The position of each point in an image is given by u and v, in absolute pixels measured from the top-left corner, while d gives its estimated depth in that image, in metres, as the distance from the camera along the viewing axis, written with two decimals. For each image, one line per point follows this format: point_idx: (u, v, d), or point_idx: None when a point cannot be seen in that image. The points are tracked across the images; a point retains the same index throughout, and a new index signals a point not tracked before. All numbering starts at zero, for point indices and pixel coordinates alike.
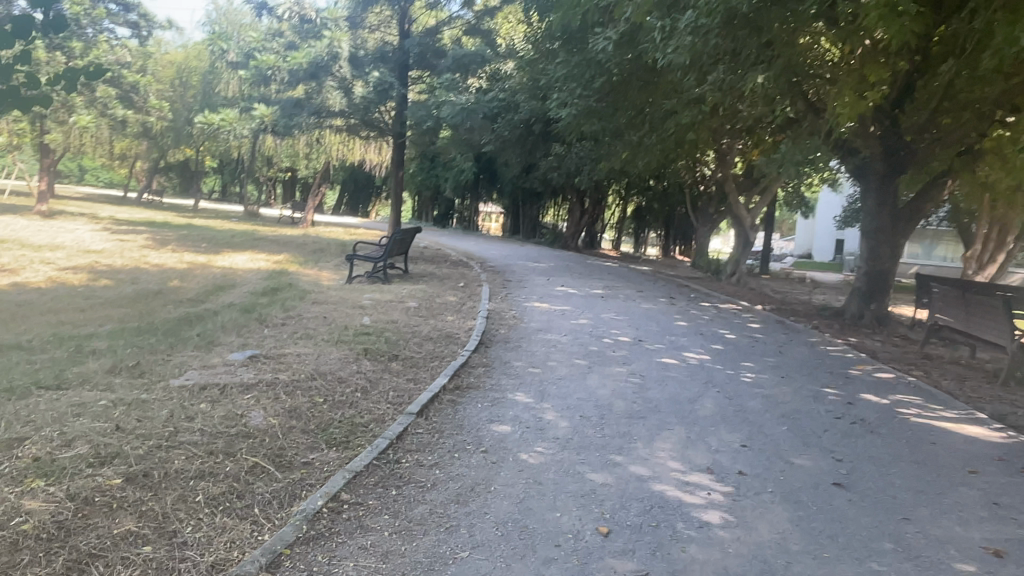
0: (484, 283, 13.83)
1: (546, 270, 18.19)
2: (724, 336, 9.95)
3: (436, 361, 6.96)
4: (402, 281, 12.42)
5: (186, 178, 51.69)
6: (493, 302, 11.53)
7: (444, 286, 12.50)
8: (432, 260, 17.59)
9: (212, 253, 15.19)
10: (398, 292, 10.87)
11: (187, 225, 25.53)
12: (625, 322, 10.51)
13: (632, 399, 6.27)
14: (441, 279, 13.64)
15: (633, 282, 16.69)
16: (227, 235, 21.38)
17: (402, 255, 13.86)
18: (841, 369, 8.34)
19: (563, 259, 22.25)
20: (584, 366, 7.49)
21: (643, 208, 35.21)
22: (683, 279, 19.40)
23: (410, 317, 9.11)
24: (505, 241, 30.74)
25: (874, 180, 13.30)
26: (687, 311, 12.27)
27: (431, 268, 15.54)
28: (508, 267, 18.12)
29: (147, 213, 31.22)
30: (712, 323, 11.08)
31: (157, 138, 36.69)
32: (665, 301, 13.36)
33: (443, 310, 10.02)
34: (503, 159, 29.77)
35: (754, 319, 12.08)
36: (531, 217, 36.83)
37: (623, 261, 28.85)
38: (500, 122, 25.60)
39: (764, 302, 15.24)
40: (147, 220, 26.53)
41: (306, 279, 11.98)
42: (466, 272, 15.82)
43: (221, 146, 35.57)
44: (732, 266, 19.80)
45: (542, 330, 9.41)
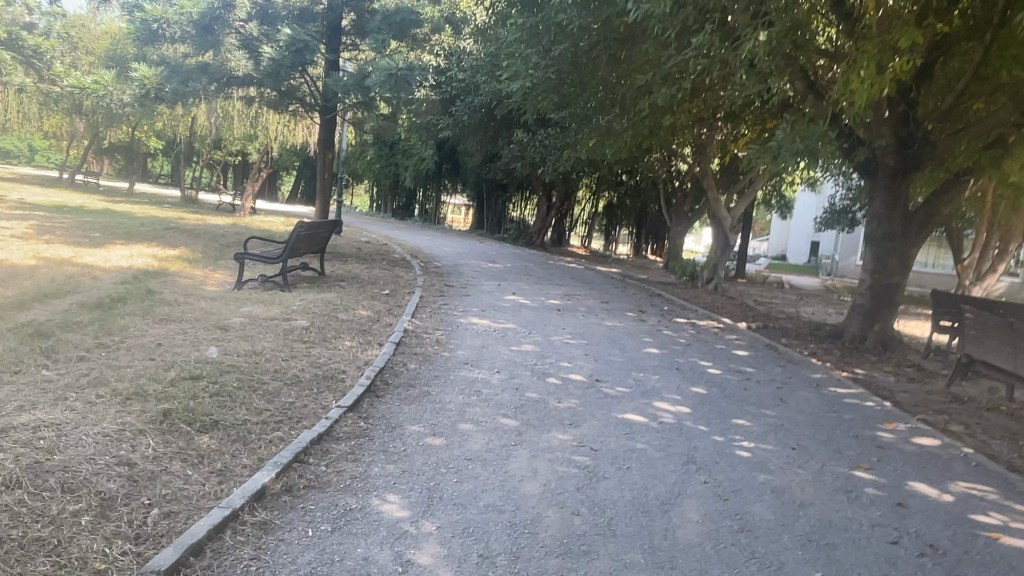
0: (415, 290, 11.43)
1: (498, 271, 15.84)
2: (707, 373, 7.66)
3: (278, 431, 4.56)
4: (306, 287, 9.97)
5: (132, 161, 48.35)
6: (417, 317, 9.13)
7: (360, 294, 10.08)
8: (366, 258, 15.16)
9: (89, 245, 12.61)
10: (291, 305, 8.43)
11: (102, 210, 22.73)
12: (580, 350, 8.17)
13: (569, 506, 3.94)
14: (363, 284, 11.21)
15: (597, 288, 14.38)
16: (139, 223, 18.72)
17: (317, 252, 11.38)
18: (869, 431, 6.07)
19: (522, 259, 19.92)
20: (508, 430, 5.15)
21: (614, 203, 33.11)
22: (655, 285, 17.21)
23: (283, 344, 6.69)
24: (464, 236, 28.34)
25: (884, 177, 11.13)
26: (660, 332, 9.99)
27: (358, 268, 13.10)
28: (453, 268, 15.77)
29: (67, 196, 28.15)
30: (691, 352, 8.77)
31: (89, 114, 33.61)
32: (633, 316, 11.09)
33: (339, 330, 7.60)
34: (463, 146, 27.33)
35: (740, 344, 9.84)
36: (496, 211, 34.54)
37: (591, 261, 26.60)
38: (460, 106, 23.70)
39: (745, 316, 13.11)
40: (57, 203, 23.65)
41: (181, 284, 9.48)
42: (400, 274, 13.37)
43: (159, 125, 32.65)
44: (708, 271, 17.68)
45: (467, 362, 7.05)
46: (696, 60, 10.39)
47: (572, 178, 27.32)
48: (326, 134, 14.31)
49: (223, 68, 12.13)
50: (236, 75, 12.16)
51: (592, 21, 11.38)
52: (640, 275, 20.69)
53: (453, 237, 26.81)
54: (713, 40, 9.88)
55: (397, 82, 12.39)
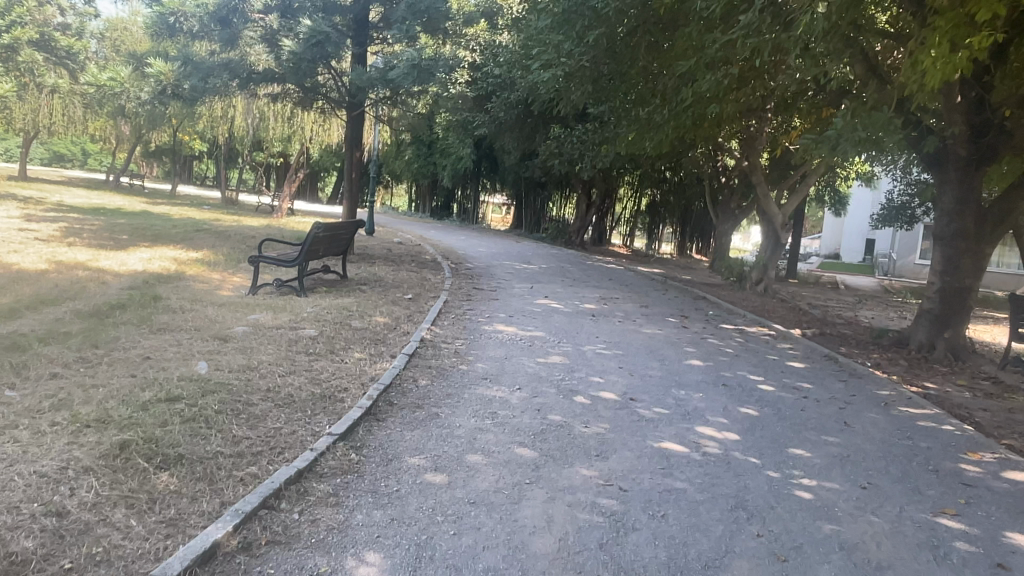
0: (442, 294, 10.80)
1: (533, 273, 15.14)
2: (757, 391, 6.80)
3: (252, 466, 3.93)
4: (324, 293, 9.40)
5: (177, 163, 49.01)
6: (438, 324, 8.47)
7: (380, 300, 9.48)
8: (395, 260, 14.61)
9: (112, 248, 12.32)
10: (302, 312, 7.85)
11: (139, 212, 22.74)
12: (614, 362, 7.39)
13: (589, 573, 3.20)
14: (386, 288, 10.61)
15: (637, 291, 13.55)
16: (171, 224, 18.55)
17: (340, 255, 10.84)
18: (952, 463, 5.16)
19: (559, 259, 19.15)
20: (524, 464, 4.42)
21: (657, 201, 32.09)
22: (699, 287, 16.31)
23: (283, 357, 6.08)
24: (501, 236, 27.70)
25: (954, 170, 10.06)
26: (704, 341, 9.14)
27: (384, 271, 12.53)
28: (486, 269, 15.10)
29: (108, 199, 28.36)
30: (738, 364, 7.91)
31: (132, 117, 33.98)
32: (675, 323, 10.24)
33: (349, 341, 6.97)
34: (501, 144, 26.66)
35: (794, 354, 8.93)
36: (536, 210, 33.83)
37: (632, 261, 25.71)
38: (496, 102, 23.14)
39: (798, 322, 12.12)
40: (96, 205, 23.74)
41: (193, 289, 9.00)
42: (428, 276, 12.77)
43: (200, 127, 32.81)
44: (757, 272, 16.68)
45: (486, 378, 6.34)
46: (743, 42, 9.54)
47: (613, 175, 26.44)
48: (354, 131, 13.78)
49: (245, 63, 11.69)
50: (258, 71, 11.71)
51: (630, 3, 10.64)
52: (684, 276, 19.75)
53: (491, 237, 26.18)
54: (762, 19, 9.02)
55: (422, 74, 11.78)
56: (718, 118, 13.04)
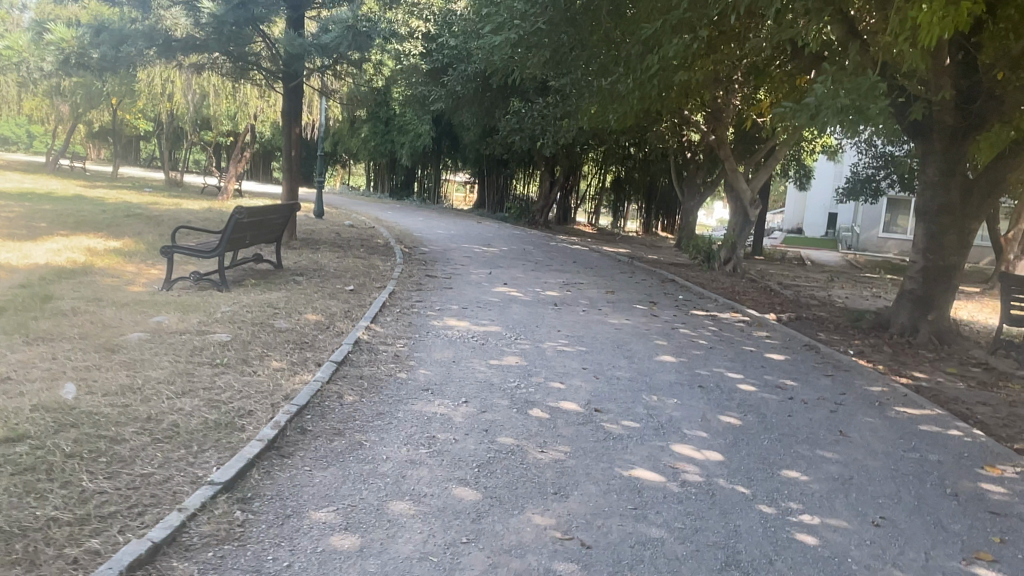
0: (388, 284, 9.82)
1: (491, 257, 14.20)
2: (737, 393, 5.99)
3: (93, 540, 2.95)
4: (250, 286, 8.36)
5: (123, 144, 46.73)
6: (378, 320, 7.50)
7: (314, 293, 8.46)
8: (343, 245, 13.54)
9: (20, 238, 11.07)
10: (219, 311, 6.82)
11: (70, 196, 21.21)
12: (576, 362, 6.51)
13: None
14: (325, 278, 9.59)
15: (602, 274, 12.70)
16: (102, 210, 17.19)
17: (272, 242, 9.76)
18: (970, 483, 4.39)
19: (521, 240, 18.23)
20: (462, 514, 3.49)
21: (622, 178, 31.32)
22: (667, 267, 15.54)
23: (179, 372, 5.07)
24: (462, 217, 26.67)
25: (939, 140, 9.34)
26: (675, 330, 8.33)
27: (326, 258, 11.48)
28: (441, 253, 14.12)
29: (41, 183, 26.57)
30: (714, 359, 7.09)
31: (66, 96, 31.96)
32: (642, 311, 9.41)
33: (267, 347, 5.98)
34: (459, 119, 25.51)
35: (773, 343, 8.16)
36: (498, 188, 32.83)
37: (597, 240, 24.92)
38: (452, 75, 22.03)
39: (771, 304, 11.41)
40: (24, 189, 22.04)
41: (97, 286, 7.87)
42: (376, 263, 11.76)
43: (141, 105, 31.02)
44: (726, 251, 16.01)
45: (426, 389, 5.40)
46: None
47: (576, 151, 25.55)
48: (292, 105, 12.62)
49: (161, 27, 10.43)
50: (176, 35, 10.46)
51: None
52: (650, 255, 19.02)
53: (450, 218, 25.15)
54: None
55: (359, 39, 10.70)
56: (685, 88, 12.23)
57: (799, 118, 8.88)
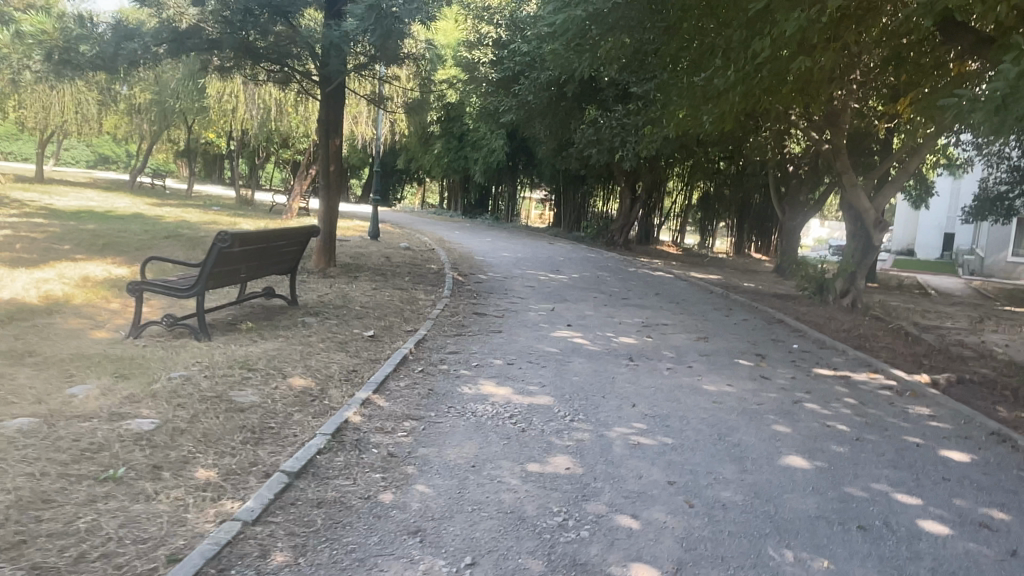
0: (422, 326, 7.91)
1: (558, 287, 12.16)
2: (920, 544, 3.68)
3: None
4: (242, 334, 6.63)
5: (209, 162, 47.38)
6: (387, 387, 5.55)
7: (317, 341, 6.65)
8: (388, 273, 11.81)
9: (21, 264, 9.83)
10: (168, 376, 5.04)
11: (129, 214, 20.59)
12: (657, 470, 4.35)
13: None
14: (345, 318, 7.80)
15: (689, 311, 10.42)
16: (148, 230, 16.23)
17: (286, 274, 8.05)
18: None
19: (596, 266, 16.06)
20: None
21: (711, 194, 28.76)
22: (771, 302, 13.11)
23: (26, 500, 3.27)
24: (535, 237, 24.75)
25: None
26: (796, 407, 6.01)
27: (359, 291, 9.74)
28: (500, 284, 12.17)
29: (111, 201, 26.30)
30: (866, 465, 4.77)
31: (145, 112, 32.17)
32: (746, 372, 7.11)
33: (201, 443, 4.13)
34: (532, 132, 23.68)
35: (943, 429, 5.70)
36: (576, 205, 30.86)
37: (684, 263, 22.51)
38: (523, 84, 20.21)
39: (914, 358, 8.83)
40: (86, 208, 21.53)
41: (49, 332, 6.29)
42: (419, 295, 9.93)
43: (215, 123, 30.83)
44: (842, 282, 13.49)
45: (414, 533, 3.36)
46: None
47: (661, 165, 23.27)
48: (327, 113, 11.02)
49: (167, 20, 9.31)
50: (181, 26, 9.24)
51: None
52: (746, 284, 16.46)
53: (522, 239, 23.26)
54: None
55: (384, 21, 8.65)
56: (798, 84, 9.94)
57: (962, 110, 6.55)
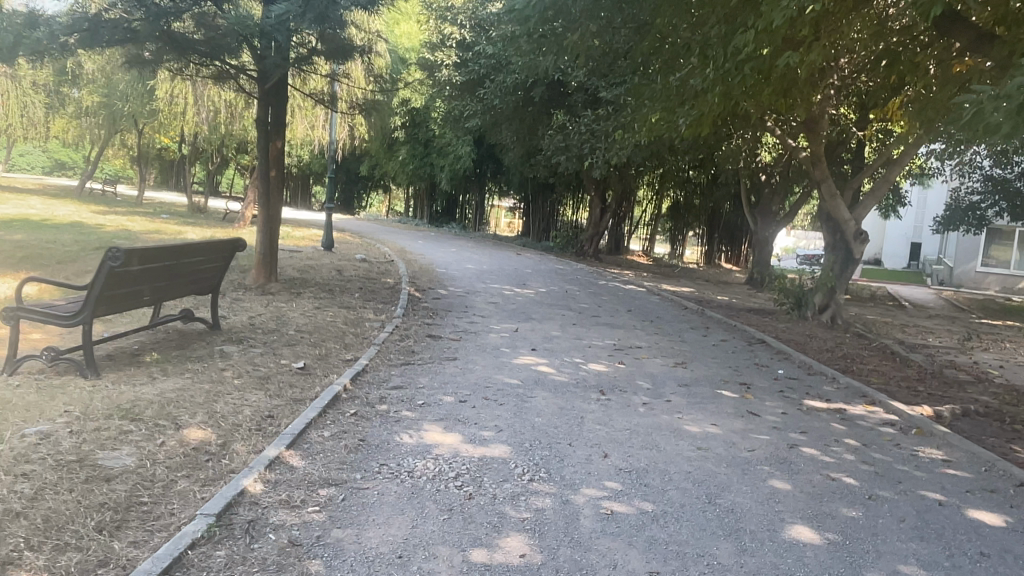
0: (362, 354, 6.91)
1: (522, 303, 11.23)
2: None
3: None
4: (144, 369, 5.59)
5: (166, 169, 45.61)
6: (306, 439, 4.55)
7: (233, 376, 5.64)
8: (336, 289, 10.77)
9: None
10: (19, 431, 3.99)
11: (66, 223, 19.21)
12: (636, 555, 3.43)
13: None
14: (273, 344, 6.77)
15: (663, 332, 9.56)
16: (80, 240, 14.96)
17: (206, 293, 7.01)
18: None
19: (564, 279, 15.16)
20: None
21: (682, 203, 28.15)
22: (748, 318, 12.32)
23: None
24: (502, 247, 23.82)
25: None
26: (792, 454, 5.17)
27: (298, 311, 8.70)
28: (459, 300, 11.19)
29: (51, 208, 24.75)
30: (887, 536, 3.91)
31: (93, 115, 30.60)
32: (731, 407, 6.25)
33: (35, 534, 3.11)
34: (498, 138, 22.81)
35: (963, 481, 4.89)
36: (544, 214, 30.04)
37: (655, 274, 21.74)
38: (489, 87, 19.33)
39: (908, 385, 8.06)
40: (19, 215, 20.05)
41: None
42: (366, 315, 8.92)
43: (167, 127, 29.41)
44: (821, 296, 12.76)
45: None
46: None
47: (631, 173, 22.55)
48: (265, 113, 10.01)
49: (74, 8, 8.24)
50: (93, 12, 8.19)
51: None
52: (720, 297, 15.69)
53: (488, 249, 22.31)
54: None
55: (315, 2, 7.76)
56: (781, 84, 9.17)
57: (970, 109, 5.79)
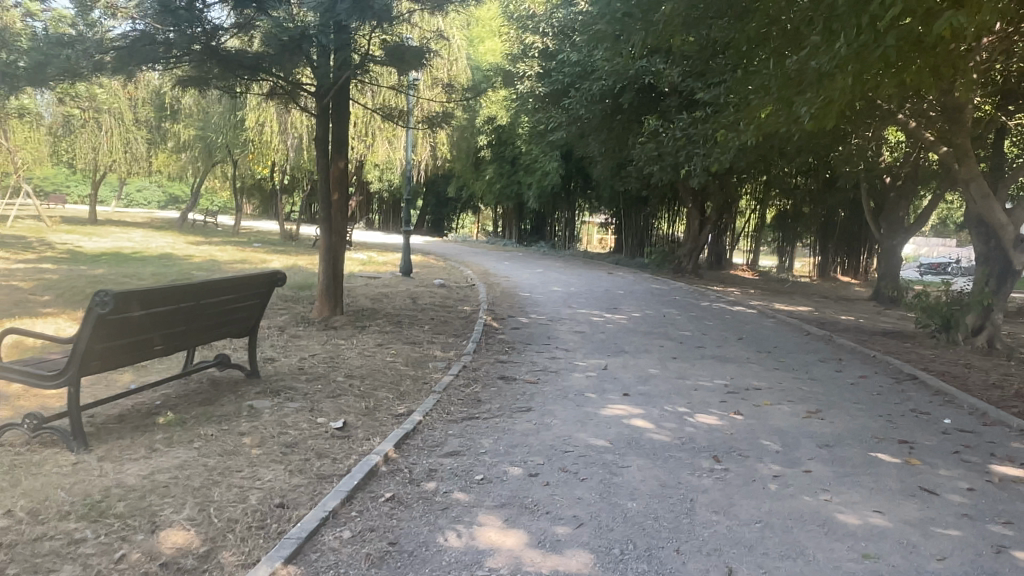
0: (418, 405, 5.76)
1: (613, 333, 9.84)
2: None
3: None
4: (148, 435, 4.60)
5: (264, 199, 46.84)
6: (316, 544, 3.39)
7: (251, 445, 4.57)
8: (405, 320, 9.74)
9: None
10: None
11: (155, 255, 19.31)
12: None
13: None
14: (313, 394, 5.73)
15: (784, 368, 7.93)
16: (159, 273, 14.67)
17: (243, 334, 6.09)
18: None
19: (661, 301, 13.61)
20: None
21: (789, 212, 25.90)
22: (884, 345, 10.44)
23: None
24: (594, 266, 22.43)
25: None
26: (1003, 566, 3.56)
27: (357, 350, 7.68)
28: (542, 330, 9.91)
29: (149, 240, 25.31)
30: None
31: (191, 149, 31.48)
32: (895, 482, 4.64)
33: None
34: (586, 149, 21.52)
35: None
36: (639, 229, 28.44)
37: (763, 291, 19.77)
38: (574, 96, 18.06)
39: None
40: (114, 249, 20.36)
41: None
42: (433, 353, 7.80)
43: (259, 157, 29.80)
44: (975, 316, 10.74)
45: None
46: None
47: (732, 182, 20.72)
48: (324, 130, 9.15)
49: (107, 23, 7.60)
50: (123, 28, 7.47)
51: None
52: (844, 318, 13.69)
53: (578, 268, 20.97)
54: None
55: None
56: (928, 60, 7.45)
57: None
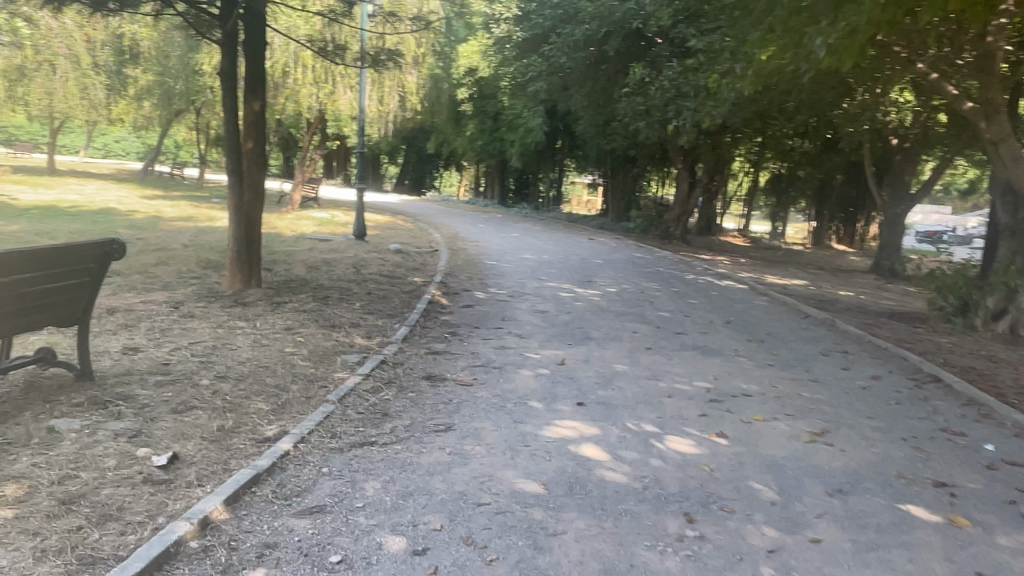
0: (296, 422, 4.32)
1: (579, 314, 8.38)
2: None
3: None
4: None
5: None
6: None
7: (3, 504, 3.13)
8: (335, 296, 8.24)
9: None
10: None
11: (93, 210, 17.58)
12: None
13: None
14: (152, 408, 4.27)
15: (778, 365, 6.53)
16: (81, 231, 13.02)
17: (73, 325, 4.62)
18: None
19: (642, 273, 12.15)
20: None
21: (784, 174, 24.39)
22: (892, 331, 9.03)
23: None
24: (575, 230, 20.89)
25: None
26: None
27: (256, 336, 6.20)
28: (498, 309, 8.45)
29: (98, 194, 23.48)
30: None
31: (151, 95, 29.38)
32: (940, 561, 3.24)
33: None
34: (569, 103, 19.81)
35: None
36: (625, 191, 26.86)
37: (755, 261, 18.36)
38: (554, 42, 16.27)
39: None
40: (50, 203, 18.59)
41: None
42: (351, 341, 6.33)
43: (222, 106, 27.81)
44: (996, 298, 9.29)
45: None
46: None
47: (726, 142, 19.12)
48: (231, 65, 7.50)
49: None
50: None
51: None
52: (844, 295, 12.29)
53: (557, 232, 19.45)
54: None
55: None
56: None
57: None
